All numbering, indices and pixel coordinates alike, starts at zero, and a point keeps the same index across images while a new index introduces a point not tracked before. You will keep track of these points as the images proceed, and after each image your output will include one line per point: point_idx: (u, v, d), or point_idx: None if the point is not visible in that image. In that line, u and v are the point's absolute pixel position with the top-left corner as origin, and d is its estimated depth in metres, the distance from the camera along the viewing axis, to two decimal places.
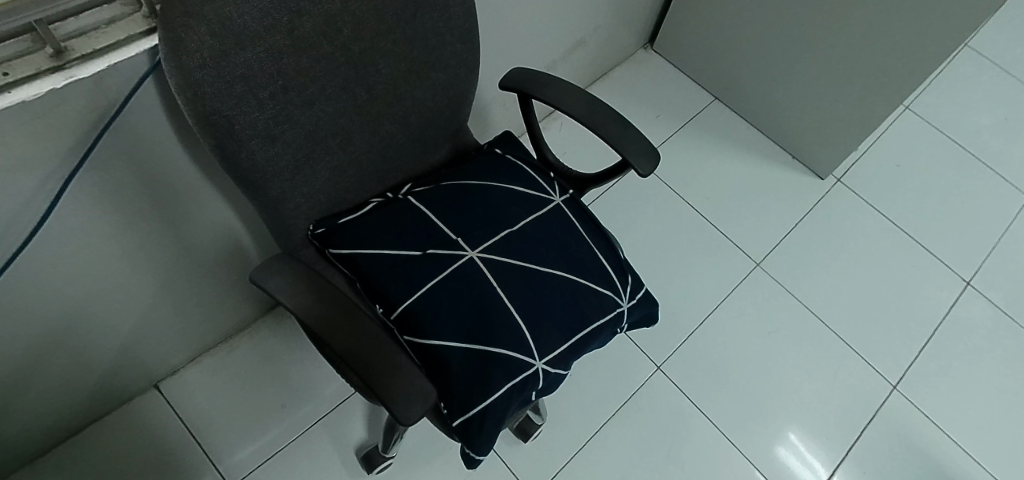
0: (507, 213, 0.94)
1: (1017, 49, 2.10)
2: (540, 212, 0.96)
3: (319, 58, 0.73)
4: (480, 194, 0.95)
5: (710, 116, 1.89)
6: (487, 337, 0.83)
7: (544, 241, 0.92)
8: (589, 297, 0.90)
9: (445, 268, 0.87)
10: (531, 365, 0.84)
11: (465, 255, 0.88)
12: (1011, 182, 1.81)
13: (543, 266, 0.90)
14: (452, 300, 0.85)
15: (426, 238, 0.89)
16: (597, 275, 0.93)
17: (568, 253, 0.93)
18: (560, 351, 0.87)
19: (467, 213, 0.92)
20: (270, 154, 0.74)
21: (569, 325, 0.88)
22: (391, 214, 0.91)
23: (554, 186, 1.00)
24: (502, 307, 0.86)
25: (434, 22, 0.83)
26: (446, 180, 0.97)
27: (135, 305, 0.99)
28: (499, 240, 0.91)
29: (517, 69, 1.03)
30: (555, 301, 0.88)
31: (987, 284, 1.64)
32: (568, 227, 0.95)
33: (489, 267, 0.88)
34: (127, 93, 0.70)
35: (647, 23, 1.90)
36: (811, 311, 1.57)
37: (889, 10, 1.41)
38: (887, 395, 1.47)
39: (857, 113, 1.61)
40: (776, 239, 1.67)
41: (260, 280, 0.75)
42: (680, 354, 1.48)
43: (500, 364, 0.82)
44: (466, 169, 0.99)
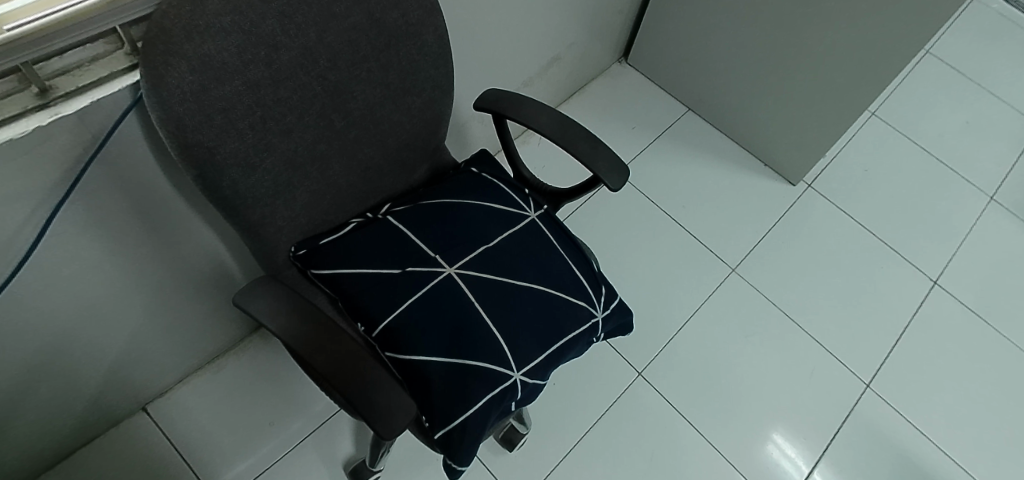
0: (484, 229, 0.97)
1: (976, 55, 2.17)
2: (516, 228, 0.99)
3: (296, 88, 0.77)
4: (458, 211, 0.98)
5: (684, 127, 1.94)
6: (466, 350, 0.86)
7: (520, 256, 0.96)
8: (565, 309, 0.94)
9: (425, 285, 0.90)
10: (510, 376, 0.87)
11: (444, 271, 0.91)
12: (974, 183, 1.87)
13: (518, 280, 0.93)
14: (433, 316, 0.88)
15: (405, 255, 0.92)
16: (572, 287, 0.96)
17: (543, 267, 0.96)
18: (538, 361, 0.90)
19: (445, 230, 0.96)
20: (250, 182, 0.77)
21: (545, 337, 0.91)
22: (371, 234, 0.94)
23: (529, 202, 1.04)
24: (480, 321, 0.89)
25: (409, 49, 0.86)
26: (425, 198, 1.00)
27: (123, 329, 1.01)
28: (476, 256, 0.94)
29: (491, 90, 1.06)
30: (532, 313, 0.92)
31: (954, 283, 1.69)
32: (543, 241, 0.99)
33: (467, 283, 0.91)
34: (111, 127, 0.73)
35: (620, 38, 1.95)
36: (786, 314, 1.61)
37: (851, 22, 1.47)
38: (860, 393, 1.52)
39: (824, 121, 1.66)
40: (750, 244, 1.71)
41: (243, 302, 0.77)
42: (661, 360, 1.51)
43: (479, 376, 0.85)
44: (443, 187, 1.02)
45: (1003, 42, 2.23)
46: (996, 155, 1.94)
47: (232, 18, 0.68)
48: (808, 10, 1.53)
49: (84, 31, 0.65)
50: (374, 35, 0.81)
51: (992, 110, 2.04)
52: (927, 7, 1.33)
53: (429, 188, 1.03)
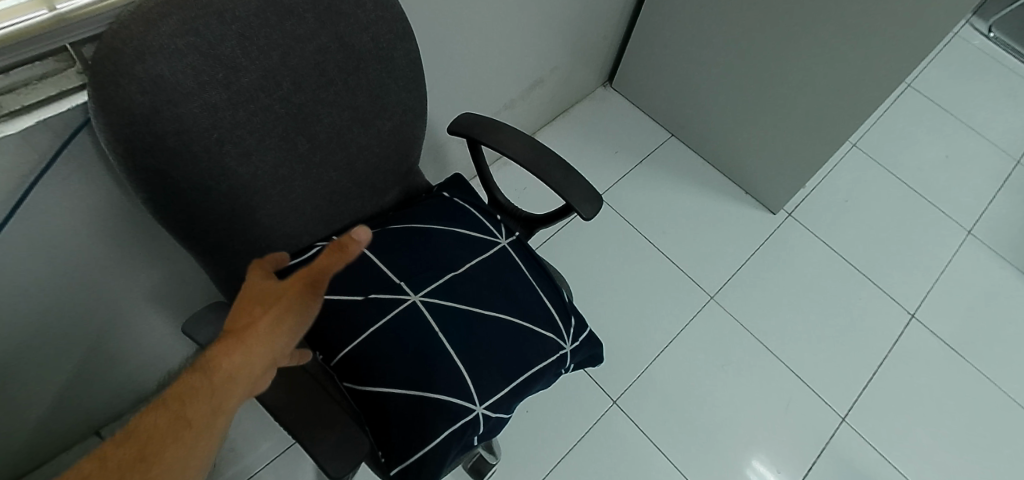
0: (453, 255, 0.95)
1: (956, 89, 2.20)
2: (485, 255, 0.97)
3: (256, 110, 0.75)
4: (426, 235, 0.96)
5: (666, 152, 1.94)
6: (428, 382, 0.84)
7: (489, 284, 0.94)
8: (532, 340, 0.92)
9: (387, 313, 0.87)
10: (472, 410, 0.84)
11: (408, 299, 0.89)
12: (953, 217, 1.88)
13: (484, 310, 0.91)
14: (394, 346, 0.86)
15: (369, 282, 0.90)
16: (540, 317, 0.94)
17: (511, 296, 0.94)
18: (502, 394, 0.87)
19: (411, 256, 0.93)
20: (205, 205, 0.75)
21: (510, 369, 0.89)
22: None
23: (500, 228, 1.02)
24: (444, 351, 0.86)
25: (378, 73, 0.85)
26: (393, 221, 0.98)
27: (67, 358, 0.97)
28: (442, 283, 0.92)
29: (465, 113, 1.05)
30: (498, 344, 0.89)
31: (931, 316, 1.69)
32: (513, 269, 0.97)
33: (431, 312, 0.89)
34: (57, 147, 0.73)
35: (604, 62, 1.95)
36: (763, 344, 1.60)
37: (831, 55, 1.48)
38: (836, 426, 1.50)
39: (804, 151, 1.67)
40: (730, 272, 1.70)
41: (191, 330, 0.77)
42: (637, 388, 1.49)
43: (439, 410, 0.83)
44: (413, 209, 1.00)
45: (983, 78, 2.26)
46: (974, 189, 1.95)
47: (188, 39, 0.66)
48: (789, 42, 1.54)
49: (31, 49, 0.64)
50: (342, 58, 0.80)
51: (971, 144, 2.05)
52: (903, 43, 1.35)
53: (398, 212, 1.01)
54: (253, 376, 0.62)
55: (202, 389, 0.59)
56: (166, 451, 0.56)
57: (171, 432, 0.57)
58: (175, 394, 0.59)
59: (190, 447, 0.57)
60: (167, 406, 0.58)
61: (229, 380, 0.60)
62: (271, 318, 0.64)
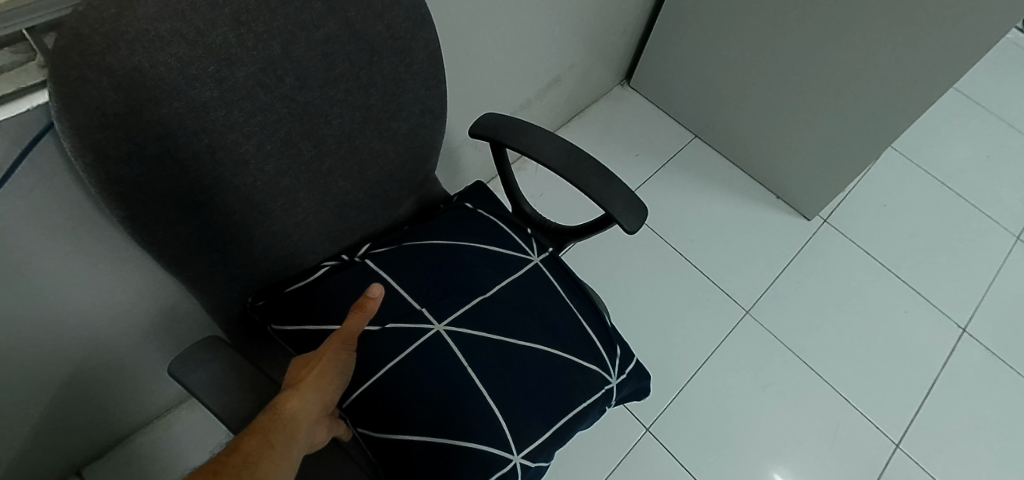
0: (481, 276, 0.83)
1: (992, 86, 2.08)
2: (517, 276, 0.85)
3: (255, 111, 0.63)
4: (450, 253, 0.84)
5: (691, 155, 1.82)
6: (458, 429, 0.72)
7: (523, 310, 0.82)
8: (574, 376, 0.80)
9: (408, 346, 0.76)
10: (509, 460, 0.73)
11: (431, 328, 0.77)
12: (1000, 222, 1.76)
13: (520, 340, 0.80)
14: (417, 385, 0.74)
15: (385, 309, 0.78)
16: (583, 348, 0.83)
17: (548, 322, 0.82)
18: (543, 439, 0.76)
19: (434, 277, 0.82)
20: (194, 223, 0.63)
21: (551, 410, 0.78)
22: (347, 282, 0.81)
23: (532, 244, 0.90)
24: (475, 390, 0.75)
25: (394, 67, 0.74)
26: (410, 236, 0.86)
27: (38, 397, 0.86)
28: (469, 309, 0.80)
29: (489, 114, 0.93)
30: (536, 381, 0.78)
31: (983, 330, 1.57)
32: (549, 291, 0.85)
33: (458, 344, 0.77)
34: (16, 157, 0.61)
35: (622, 59, 1.84)
36: (806, 364, 1.48)
37: (874, 50, 1.36)
38: (889, 454, 1.39)
39: (843, 154, 1.55)
40: (765, 284, 1.59)
41: (178, 373, 0.65)
42: (671, 414, 1.38)
43: (473, 461, 0.71)
44: (433, 222, 0.88)
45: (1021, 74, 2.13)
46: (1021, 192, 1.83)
47: (172, 24, 0.54)
48: (827, 36, 1.43)
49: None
50: (354, 49, 0.68)
51: (1014, 144, 1.93)
52: (959, 35, 1.23)
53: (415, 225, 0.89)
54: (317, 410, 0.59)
55: (278, 416, 0.56)
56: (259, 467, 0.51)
57: (260, 454, 0.52)
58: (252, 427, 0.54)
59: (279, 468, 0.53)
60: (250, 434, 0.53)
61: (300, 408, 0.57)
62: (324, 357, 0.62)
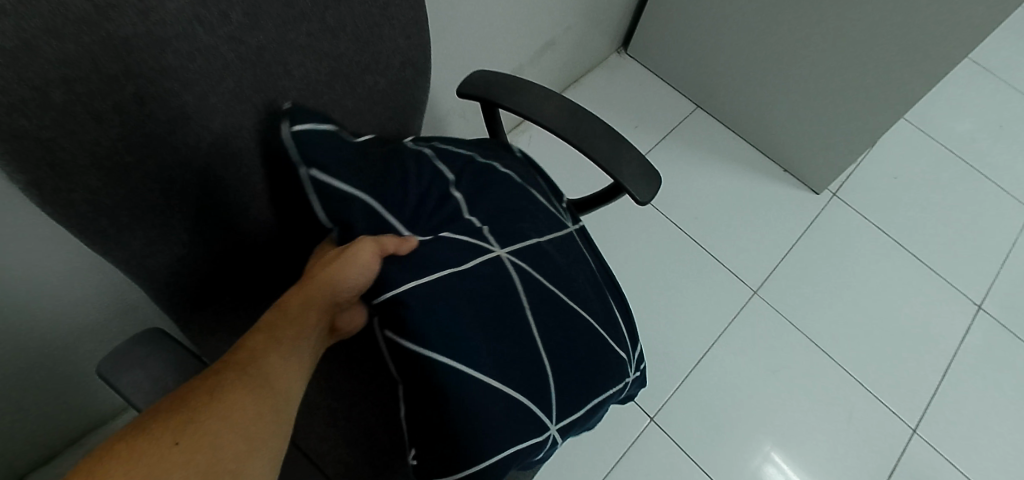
0: (535, 216, 0.73)
1: (1005, 53, 1.98)
2: (562, 232, 0.76)
3: (198, 43, 0.51)
4: (503, 183, 0.72)
5: (693, 126, 1.72)
6: (513, 378, 0.62)
7: (571, 268, 0.73)
8: (611, 355, 0.73)
9: (471, 260, 0.62)
10: (546, 428, 0.65)
11: (495, 252, 0.65)
12: (1015, 195, 1.67)
13: (573, 299, 0.71)
14: (473, 305, 0.61)
15: (446, 220, 0.64)
16: (616, 331, 0.76)
17: (595, 297, 0.75)
18: (572, 418, 0.69)
19: (494, 203, 0.69)
20: (121, 192, 0.52)
21: (588, 387, 0.70)
22: (400, 163, 0.63)
23: (565, 211, 0.82)
24: (531, 340, 0.65)
25: (367, 8, 0.62)
26: (447, 146, 0.72)
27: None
28: (528, 248, 0.68)
29: (480, 71, 0.82)
30: (580, 349, 0.69)
31: (1000, 307, 1.49)
32: (585, 261, 0.78)
33: (521, 279, 0.66)
34: None
35: (620, 24, 1.72)
36: (816, 345, 1.39)
37: (892, 7, 1.25)
38: (906, 440, 1.31)
39: (859, 123, 1.44)
40: (773, 262, 1.49)
41: (108, 374, 0.55)
42: (676, 402, 1.29)
43: (517, 420, 0.62)
44: (472, 146, 0.76)
45: None
46: None
47: None
48: None
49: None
50: None
51: None
52: None
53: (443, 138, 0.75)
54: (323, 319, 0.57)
55: (283, 314, 0.55)
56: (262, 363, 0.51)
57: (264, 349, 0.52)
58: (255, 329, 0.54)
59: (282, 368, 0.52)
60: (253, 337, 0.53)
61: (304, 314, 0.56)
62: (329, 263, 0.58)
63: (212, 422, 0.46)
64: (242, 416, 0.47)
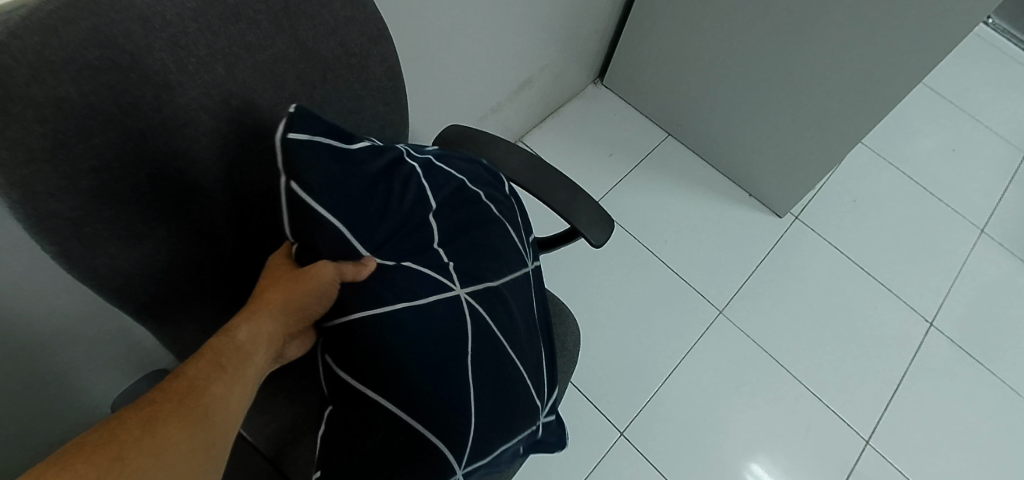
0: (500, 253, 0.78)
1: (958, 79, 2.10)
2: (517, 272, 0.81)
3: (186, 112, 0.58)
4: (481, 215, 0.78)
5: (664, 153, 1.82)
6: (439, 414, 0.66)
7: (517, 311, 0.79)
8: (529, 401, 0.78)
9: (429, 295, 0.67)
10: (454, 472, 0.67)
11: (454, 291, 0.70)
12: (965, 215, 1.78)
13: (511, 346, 0.76)
14: (423, 341, 0.66)
15: (412, 247, 0.68)
16: (539, 382, 0.81)
17: (529, 344, 0.80)
18: (481, 462, 0.71)
19: (463, 238, 0.75)
20: (136, 256, 0.60)
21: (506, 433, 0.74)
22: (383, 179, 0.66)
23: (529, 249, 0.89)
24: (467, 384, 0.68)
25: (349, 85, 0.72)
26: (443, 166, 0.76)
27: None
28: (482, 289, 0.74)
29: (452, 127, 0.90)
30: (508, 390, 0.74)
31: (949, 323, 1.59)
32: (529, 307, 0.84)
33: (471, 322, 0.71)
34: None
35: (595, 58, 1.82)
36: (777, 362, 1.49)
37: (838, 51, 1.35)
38: (860, 451, 1.40)
39: (815, 153, 1.54)
40: (738, 283, 1.59)
41: None
42: (645, 417, 1.38)
43: (428, 458, 0.64)
44: (465, 161, 0.81)
45: (987, 66, 2.16)
46: (985, 185, 1.86)
47: (102, 52, 0.51)
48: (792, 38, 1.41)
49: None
50: (305, 68, 0.66)
51: (977, 137, 1.96)
52: (920, 42, 1.22)
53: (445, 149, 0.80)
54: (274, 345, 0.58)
55: (230, 340, 0.56)
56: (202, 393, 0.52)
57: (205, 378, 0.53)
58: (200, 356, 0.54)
59: (225, 397, 0.53)
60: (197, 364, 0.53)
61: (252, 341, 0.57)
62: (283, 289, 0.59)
63: (140, 465, 0.47)
64: (173, 457, 0.48)
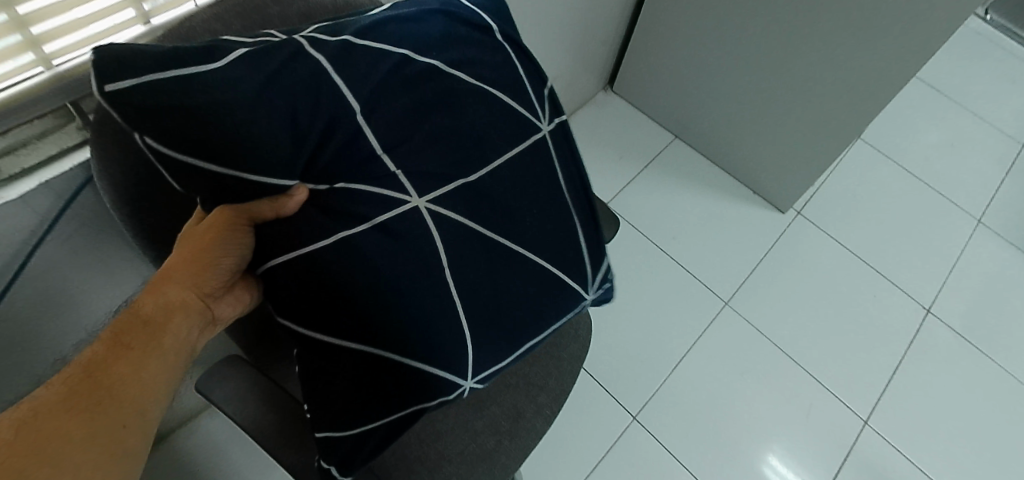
0: (483, 137, 0.76)
1: (958, 75, 2.16)
2: (517, 150, 0.79)
3: None
4: (445, 90, 0.74)
5: (671, 154, 1.91)
6: (427, 324, 0.71)
7: (524, 194, 0.79)
8: (556, 283, 0.82)
9: (378, 215, 0.69)
10: (462, 385, 0.75)
11: (409, 202, 0.71)
12: (962, 207, 1.86)
13: (509, 242, 0.77)
14: (380, 264, 0.69)
15: (355, 158, 0.69)
16: (569, 263, 0.83)
17: (552, 227, 0.82)
18: (498, 367, 0.79)
19: (429, 124, 0.73)
20: None
21: (518, 328, 0.79)
22: (274, 79, 0.63)
23: (546, 112, 0.85)
24: (444, 292, 0.72)
25: None
26: (371, 42, 0.70)
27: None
28: (459, 185, 0.74)
29: None
30: (508, 295, 0.77)
31: (947, 311, 1.67)
32: (552, 183, 0.83)
33: (439, 226, 0.72)
34: (69, 197, 0.80)
35: (604, 66, 1.92)
36: (781, 350, 1.58)
37: (828, 60, 1.44)
38: (859, 431, 1.49)
39: (809, 152, 1.63)
40: (742, 276, 1.68)
41: (207, 390, 0.79)
42: (656, 401, 1.48)
43: (416, 379, 0.72)
44: (408, 26, 0.74)
45: (986, 62, 2.22)
46: (983, 178, 1.93)
47: None
48: (785, 46, 1.49)
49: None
50: None
51: (976, 131, 2.03)
52: (905, 52, 1.30)
53: (384, 14, 0.73)
54: (183, 312, 0.65)
55: (135, 314, 0.62)
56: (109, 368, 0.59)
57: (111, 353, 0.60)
58: (103, 336, 0.61)
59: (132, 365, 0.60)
60: (101, 342, 0.60)
61: (158, 312, 0.63)
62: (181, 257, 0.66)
63: (41, 440, 0.54)
64: (80, 426, 0.56)
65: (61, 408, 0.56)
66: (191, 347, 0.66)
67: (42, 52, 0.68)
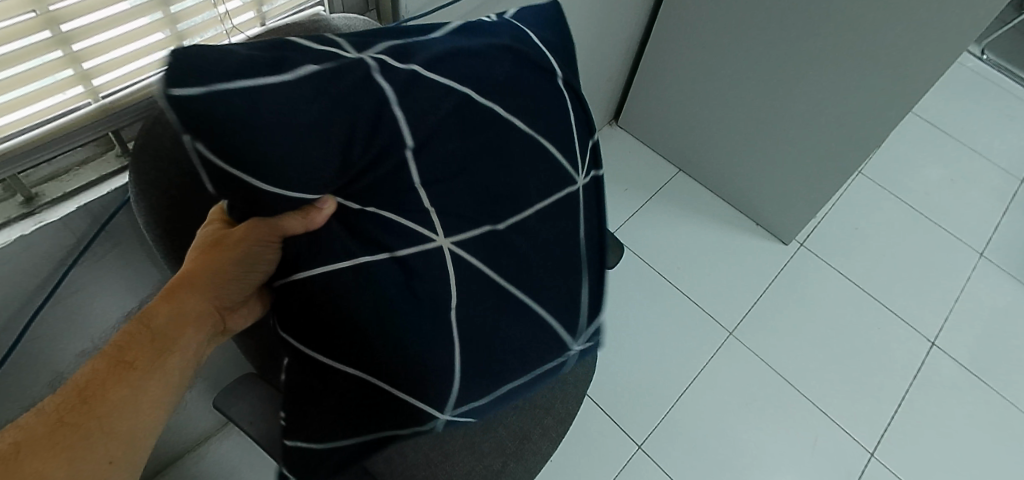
0: (514, 179, 0.80)
1: (957, 112, 2.21)
2: (551, 199, 0.84)
3: None
4: (491, 137, 0.77)
5: (675, 186, 1.94)
6: (420, 352, 0.74)
7: (552, 241, 0.85)
8: (552, 330, 0.86)
9: (402, 249, 0.73)
10: (436, 416, 0.78)
11: (433, 242, 0.75)
12: (964, 240, 1.88)
13: (519, 290, 0.82)
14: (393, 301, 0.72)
15: (388, 187, 0.71)
16: (572, 310, 0.88)
17: (565, 268, 0.86)
18: (479, 400, 0.81)
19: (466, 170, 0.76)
20: None
21: (508, 367, 0.82)
22: (336, 101, 0.63)
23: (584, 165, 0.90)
24: (445, 326, 0.75)
25: None
26: (437, 76, 0.72)
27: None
28: (479, 232, 0.78)
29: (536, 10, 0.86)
30: (511, 336, 0.81)
31: (952, 344, 1.68)
32: (574, 227, 0.87)
33: (454, 268, 0.76)
34: (105, 220, 0.83)
35: (610, 101, 1.97)
36: (787, 382, 1.59)
37: (828, 101, 1.49)
38: (865, 463, 1.49)
39: (810, 187, 1.67)
40: (746, 307, 1.70)
41: (224, 406, 0.83)
42: (661, 430, 1.49)
43: (392, 403, 0.75)
44: (474, 60, 0.75)
45: (985, 100, 2.27)
46: (984, 212, 1.96)
47: None
48: (786, 87, 1.55)
49: (27, 160, 0.74)
50: None
51: (976, 167, 2.06)
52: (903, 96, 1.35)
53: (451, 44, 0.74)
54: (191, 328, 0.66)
55: (145, 328, 0.64)
56: (114, 383, 0.60)
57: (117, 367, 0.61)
58: (112, 344, 0.63)
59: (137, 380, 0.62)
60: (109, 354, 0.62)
61: (170, 326, 0.65)
62: (195, 272, 0.67)
63: (45, 453, 0.56)
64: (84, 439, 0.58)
65: (66, 420, 0.58)
66: (199, 358, 0.68)
67: (91, 86, 0.76)
